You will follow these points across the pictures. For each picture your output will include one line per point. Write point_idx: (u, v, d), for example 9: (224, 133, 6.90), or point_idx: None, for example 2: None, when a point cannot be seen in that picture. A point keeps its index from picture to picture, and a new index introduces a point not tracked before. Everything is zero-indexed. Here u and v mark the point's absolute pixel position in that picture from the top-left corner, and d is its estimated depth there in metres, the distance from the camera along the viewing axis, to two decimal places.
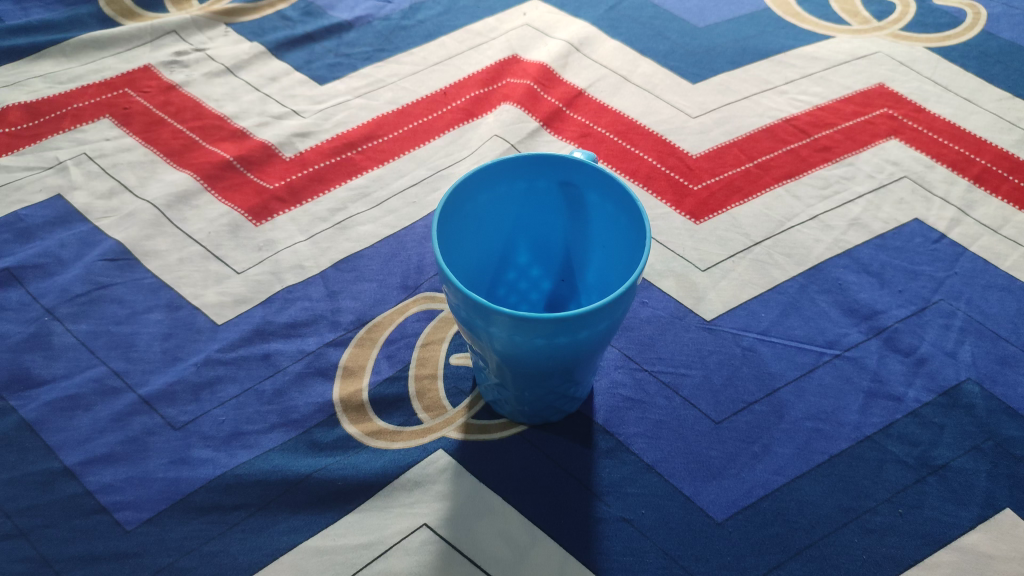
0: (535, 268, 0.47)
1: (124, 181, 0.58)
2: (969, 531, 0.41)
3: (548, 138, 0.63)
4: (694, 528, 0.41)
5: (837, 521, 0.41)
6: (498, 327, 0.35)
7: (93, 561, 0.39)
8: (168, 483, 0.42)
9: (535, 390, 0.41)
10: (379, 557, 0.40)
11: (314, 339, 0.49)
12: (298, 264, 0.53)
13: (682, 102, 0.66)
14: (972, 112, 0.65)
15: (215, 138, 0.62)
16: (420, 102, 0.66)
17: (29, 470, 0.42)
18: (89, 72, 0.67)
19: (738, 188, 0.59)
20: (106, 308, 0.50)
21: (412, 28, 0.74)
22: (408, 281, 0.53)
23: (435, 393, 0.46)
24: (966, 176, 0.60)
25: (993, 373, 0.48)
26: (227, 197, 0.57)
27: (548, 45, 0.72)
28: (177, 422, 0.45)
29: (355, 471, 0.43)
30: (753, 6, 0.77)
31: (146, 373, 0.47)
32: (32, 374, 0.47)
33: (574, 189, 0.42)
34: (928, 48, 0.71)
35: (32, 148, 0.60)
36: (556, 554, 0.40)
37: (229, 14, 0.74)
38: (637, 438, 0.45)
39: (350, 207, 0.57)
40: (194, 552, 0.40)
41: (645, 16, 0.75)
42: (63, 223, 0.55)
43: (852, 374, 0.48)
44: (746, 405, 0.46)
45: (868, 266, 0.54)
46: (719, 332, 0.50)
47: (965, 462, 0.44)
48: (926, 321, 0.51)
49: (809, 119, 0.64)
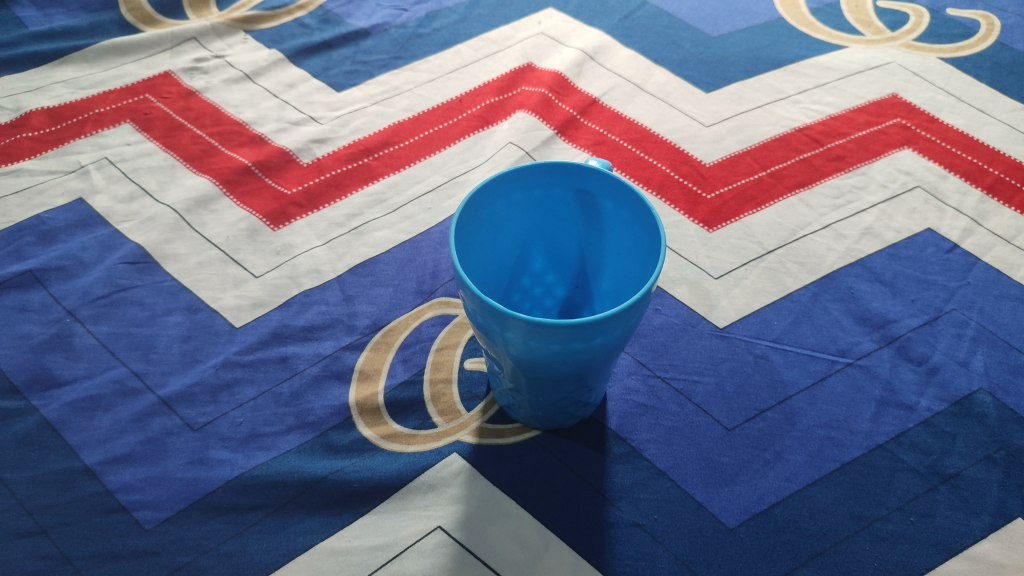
0: (549, 274, 0.47)
1: (144, 185, 0.59)
2: (980, 540, 0.41)
3: (563, 146, 0.63)
4: (706, 533, 0.41)
5: (848, 529, 0.42)
6: (514, 333, 0.36)
7: (112, 558, 0.40)
8: (186, 483, 0.43)
9: (550, 396, 0.41)
10: (393, 558, 0.40)
11: (330, 343, 0.50)
12: (315, 269, 0.54)
13: (696, 110, 0.66)
14: (985, 122, 0.65)
15: (234, 143, 0.63)
16: (436, 109, 0.67)
17: (50, 468, 0.43)
18: (110, 78, 0.68)
19: (751, 197, 0.59)
20: (126, 310, 0.51)
21: (427, 36, 0.75)
22: (423, 287, 0.53)
23: (449, 397, 0.47)
24: (980, 187, 0.60)
25: (1005, 383, 0.48)
26: (245, 202, 0.58)
27: (562, 53, 0.73)
28: (196, 424, 0.46)
29: (371, 473, 0.43)
30: (766, 15, 0.77)
31: (165, 374, 0.48)
32: (54, 374, 0.47)
33: (588, 196, 0.43)
34: (941, 59, 0.72)
35: (55, 152, 0.61)
36: (569, 558, 0.40)
37: (249, 21, 0.75)
38: (649, 444, 0.45)
39: (366, 213, 0.58)
40: (211, 551, 0.40)
41: (659, 25, 0.76)
42: (84, 226, 0.56)
43: (864, 383, 0.48)
44: (758, 413, 0.46)
45: (881, 276, 0.54)
46: (731, 339, 0.50)
47: (976, 471, 0.44)
48: (939, 330, 0.51)
49: (822, 129, 0.65)
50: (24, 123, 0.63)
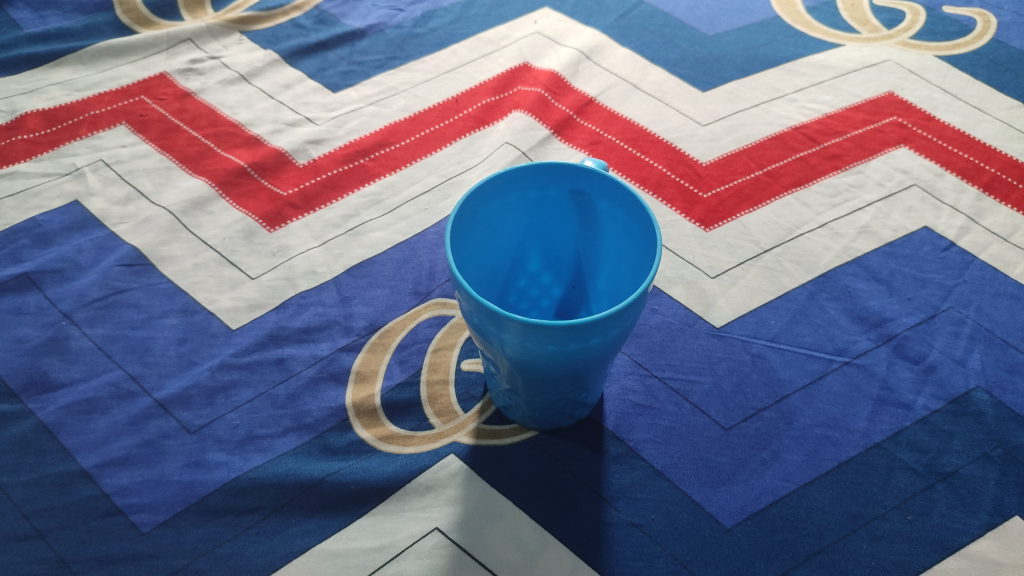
0: (545, 275, 0.47)
1: (140, 187, 0.59)
2: (977, 538, 0.41)
3: (559, 146, 0.63)
4: (703, 533, 0.41)
5: (846, 527, 0.42)
6: (510, 334, 0.36)
7: (109, 562, 0.40)
8: (183, 486, 0.43)
9: (546, 396, 0.41)
10: (391, 560, 0.40)
11: (327, 344, 0.50)
12: (312, 270, 0.54)
13: (692, 110, 0.66)
14: (982, 120, 0.65)
15: (230, 144, 0.63)
16: (432, 109, 0.67)
17: (47, 472, 0.43)
18: (106, 80, 0.68)
19: (748, 196, 0.59)
20: (122, 313, 0.51)
21: (423, 36, 0.74)
22: (419, 287, 0.53)
23: (446, 398, 0.47)
24: (976, 184, 0.60)
25: (1002, 381, 0.48)
26: (241, 203, 0.58)
27: (558, 53, 0.73)
28: (192, 426, 0.45)
29: (368, 475, 0.43)
30: (763, 14, 0.77)
31: (162, 376, 0.48)
32: (50, 377, 0.47)
33: (584, 197, 0.43)
34: (938, 57, 0.71)
35: (50, 154, 0.61)
36: (566, 559, 0.40)
37: (244, 22, 0.75)
38: (646, 444, 0.45)
39: (362, 214, 0.58)
40: (209, 554, 0.40)
41: (655, 24, 0.76)
42: (79, 229, 0.56)
43: (861, 382, 0.48)
44: (755, 412, 0.46)
45: (878, 274, 0.54)
46: (728, 338, 0.50)
47: (973, 469, 0.44)
48: (935, 329, 0.51)
49: (819, 127, 0.64)
50: (19, 125, 0.63)
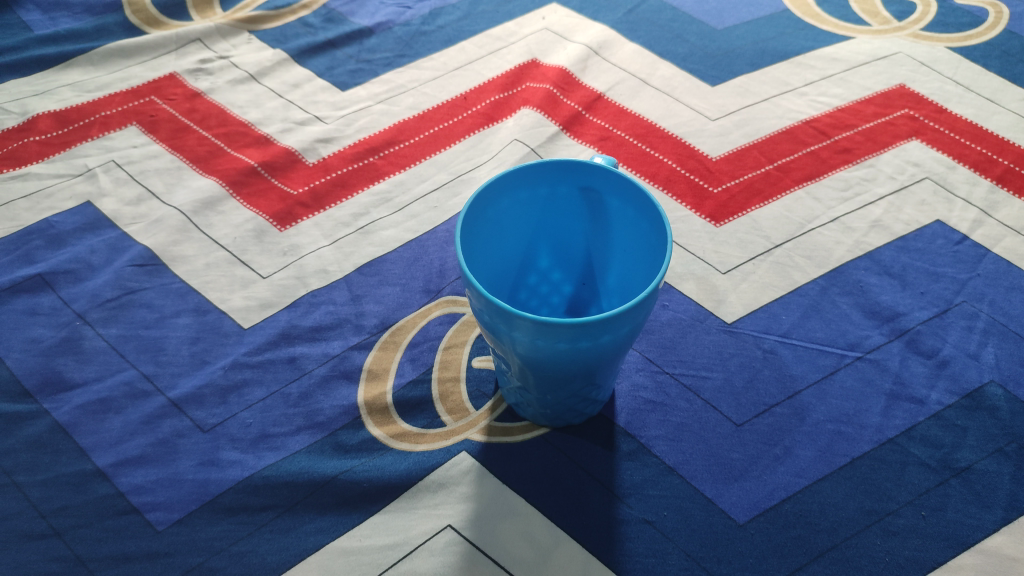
0: (556, 272, 0.47)
1: (151, 187, 0.59)
2: (992, 534, 0.41)
3: (567, 142, 0.63)
4: (716, 529, 0.41)
5: (860, 523, 0.42)
6: (521, 332, 0.36)
7: (125, 560, 0.40)
8: (197, 484, 0.43)
9: (557, 394, 0.41)
10: (404, 557, 0.40)
11: (339, 343, 0.50)
12: (323, 269, 0.54)
13: (701, 104, 0.66)
14: (995, 112, 0.64)
15: (239, 144, 0.63)
16: (440, 107, 0.67)
17: (62, 471, 0.43)
18: (116, 81, 0.68)
19: (758, 191, 0.59)
20: (135, 313, 0.51)
21: (432, 33, 0.74)
22: (430, 285, 0.53)
23: (458, 396, 0.47)
24: (989, 177, 0.59)
25: (1017, 376, 0.48)
26: (252, 203, 0.58)
27: (567, 48, 0.73)
28: (205, 425, 0.46)
29: (381, 473, 0.43)
30: (772, 7, 0.76)
31: (174, 376, 0.48)
32: (65, 377, 0.48)
33: (594, 194, 0.43)
34: (949, 48, 0.71)
35: (62, 156, 0.61)
36: (578, 556, 0.40)
37: (253, 21, 0.75)
38: (658, 441, 0.45)
39: (372, 212, 0.58)
40: (223, 552, 0.41)
41: (663, 18, 0.76)
42: (92, 229, 0.56)
43: (873, 377, 0.48)
44: (767, 408, 0.46)
45: (890, 269, 0.54)
46: (739, 335, 0.50)
47: (987, 464, 0.44)
48: (949, 323, 0.50)
49: (829, 121, 0.64)
50: (31, 126, 0.63)
